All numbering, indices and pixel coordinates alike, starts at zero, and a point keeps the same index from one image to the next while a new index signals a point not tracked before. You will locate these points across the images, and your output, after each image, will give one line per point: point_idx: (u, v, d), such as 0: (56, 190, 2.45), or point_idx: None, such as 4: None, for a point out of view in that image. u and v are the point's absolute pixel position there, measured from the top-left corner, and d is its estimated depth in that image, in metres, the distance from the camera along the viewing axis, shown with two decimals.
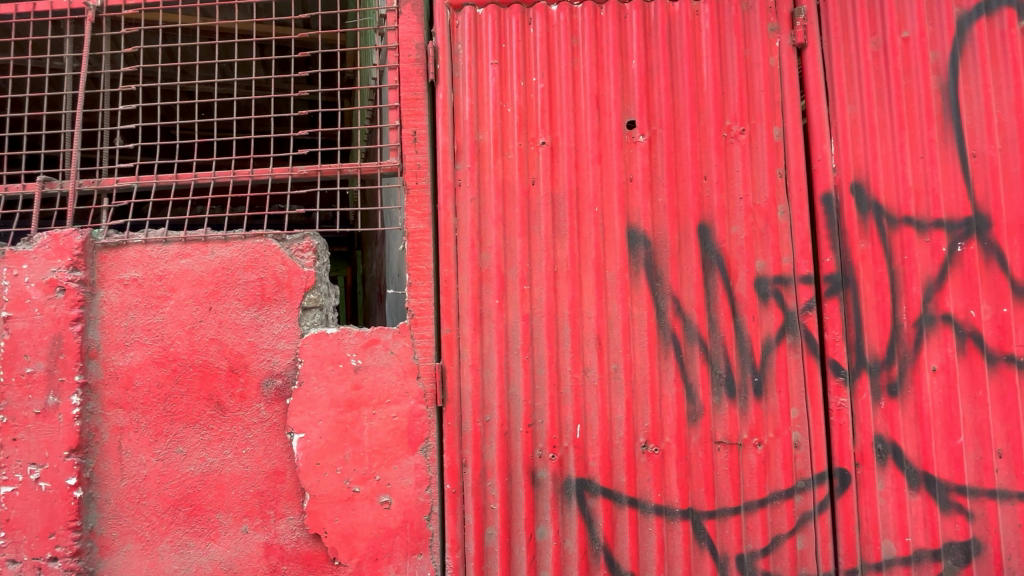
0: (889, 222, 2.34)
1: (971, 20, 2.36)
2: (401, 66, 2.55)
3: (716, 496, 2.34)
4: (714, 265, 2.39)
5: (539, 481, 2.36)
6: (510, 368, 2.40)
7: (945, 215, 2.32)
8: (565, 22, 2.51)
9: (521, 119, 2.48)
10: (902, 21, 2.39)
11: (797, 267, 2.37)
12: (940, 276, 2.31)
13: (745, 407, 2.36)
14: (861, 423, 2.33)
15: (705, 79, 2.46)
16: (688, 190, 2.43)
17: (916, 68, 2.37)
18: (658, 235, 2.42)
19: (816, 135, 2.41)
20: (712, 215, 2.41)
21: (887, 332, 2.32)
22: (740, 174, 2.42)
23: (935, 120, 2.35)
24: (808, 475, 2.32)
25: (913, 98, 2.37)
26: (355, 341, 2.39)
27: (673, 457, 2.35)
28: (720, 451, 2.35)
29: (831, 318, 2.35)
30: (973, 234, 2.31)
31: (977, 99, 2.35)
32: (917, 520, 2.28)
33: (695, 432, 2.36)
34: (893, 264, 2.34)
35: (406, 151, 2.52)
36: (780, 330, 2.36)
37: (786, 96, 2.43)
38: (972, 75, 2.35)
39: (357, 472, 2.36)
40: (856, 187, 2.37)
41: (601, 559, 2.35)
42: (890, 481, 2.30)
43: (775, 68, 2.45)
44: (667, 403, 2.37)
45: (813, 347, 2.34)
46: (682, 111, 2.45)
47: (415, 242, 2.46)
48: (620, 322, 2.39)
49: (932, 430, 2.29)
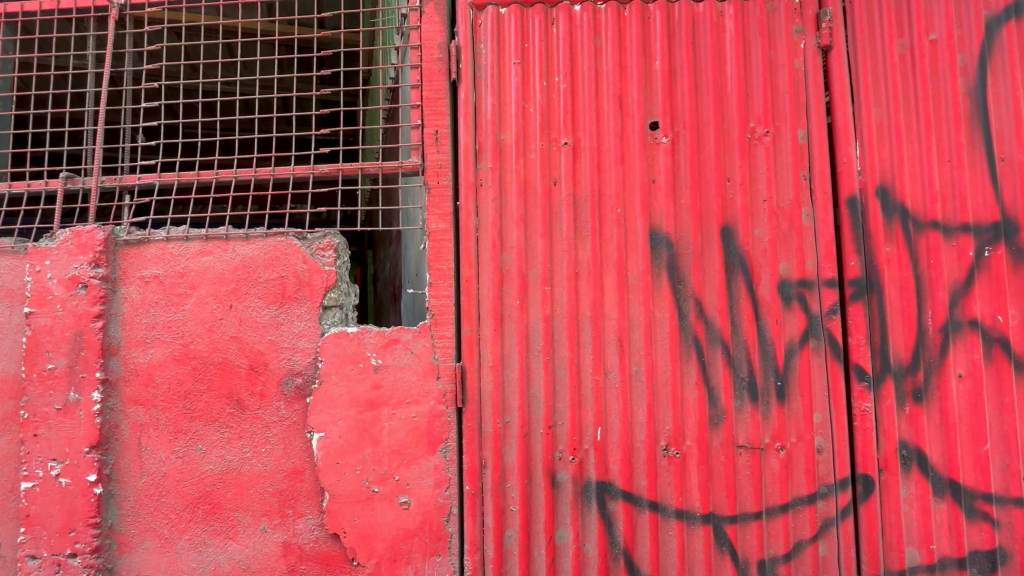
0: (915, 226, 2.32)
1: (1001, 22, 2.34)
2: (423, 65, 2.55)
3: (738, 500, 2.32)
4: (737, 267, 2.38)
5: (558, 483, 2.35)
6: (530, 369, 2.38)
7: (972, 219, 2.30)
8: (588, 22, 2.50)
9: (543, 119, 2.47)
10: (930, 23, 2.37)
11: (820, 271, 2.35)
12: (967, 281, 2.29)
13: (767, 411, 2.34)
14: (885, 428, 2.30)
15: (729, 80, 2.45)
16: (710, 191, 2.41)
17: (943, 71, 2.35)
18: (680, 237, 2.41)
19: (841, 138, 2.39)
20: (735, 217, 2.39)
21: (912, 336, 2.30)
22: (763, 176, 2.40)
23: (963, 123, 2.33)
24: (830, 481, 2.30)
25: (940, 101, 2.34)
26: (375, 340, 2.38)
27: (694, 461, 2.33)
28: (741, 456, 2.33)
29: (855, 322, 2.32)
30: (1000, 238, 2.28)
31: (1005, 102, 2.32)
32: (941, 527, 2.25)
33: (716, 436, 2.34)
34: (919, 268, 2.31)
35: (428, 150, 2.51)
36: (804, 333, 2.34)
37: (811, 98, 2.41)
38: (1000, 77, 2.33)
39: (376, 472, 2.35)
40: (881, 191, 2.35)
41: (621, 563, 2.33)
42: (915, 487, 2.27)
43: (800, 70, 2.43)
44: (688, 406, 2.35)
45: (836, 351, 2.32)
46: (705, 112, 2.44)
47: (435, 242, 2.45)
48: (642, 324, 2.38)
49: (958, 437, 2.26)
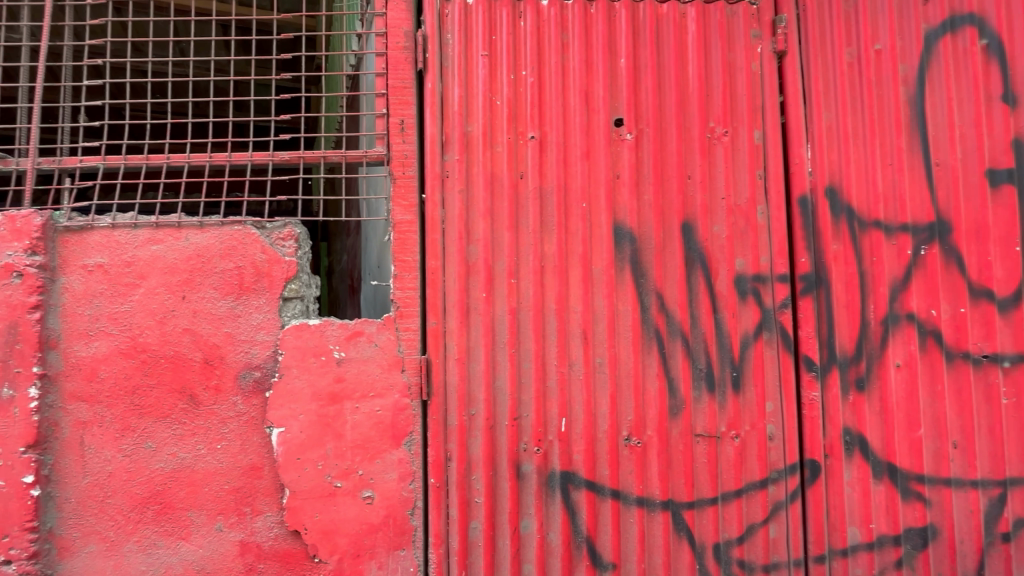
0: (860, 225, 2.46)
1: (937, 36, 2.50)
2: (388, 53, 2.51)
3: (695, 487, 2.40)
4: (696, 262, 2.46)
5: (523, 474, 2.37)
6: (496, 362, 2.39)
7: (911, 219, 2.45)
8: (555, 17, 2.51)
9: (510, 112, 2.47)
10: (875, 34, 2.51)
11: (774, 266, 2.46)
12: (905, 278, 2.44)
13: (723, 401, 2.43)
14: (830, 416, 2.43)
15: (690, 81, 2.52)
16: (672, 188, 2.48)
17: (886, 79, 2.50)
18: (643, 231, 2.46)
19: (794, 139, 2.50)
20: (695, 214, 2.47)
21: (856, 329, 2.44)
22: (722, 174, 2.49)
23: (904, 129, 2.48)
24: (780, 466, 2.42)
25: (884, 108, 2.49)
26: (338, 333, 2.33)
27: (654, 450, 2.40)
28: (699, 444, 2.42)
29: (805, 316, 2.44)
30: (935, 238, 2.45)
31: (941, 112, 2.49)
32: (879, 508, 2.41)
33: (676, 425, 2.42)
34: (863, 265, 2.45)
35: (393, 140, 2.47)
36: (758, 326, 2.44)
37: (767, 100, 2.51)
38: (936, 88, 2.49)
39: (338, 467, 2.30)
40: (831, 191, 2.48)
41: (584, 551, 2.37)
42: (857, 471, 2.42)
43: (757, 73, 2.53)
44: (649, 397, 2.42)
45: (787, 343, 2.44)
46: (669, 110, 2.51)
47: (400, 234, 2.42)
48: (605, 317, 2.43)
49: (895, 422, 2.42)
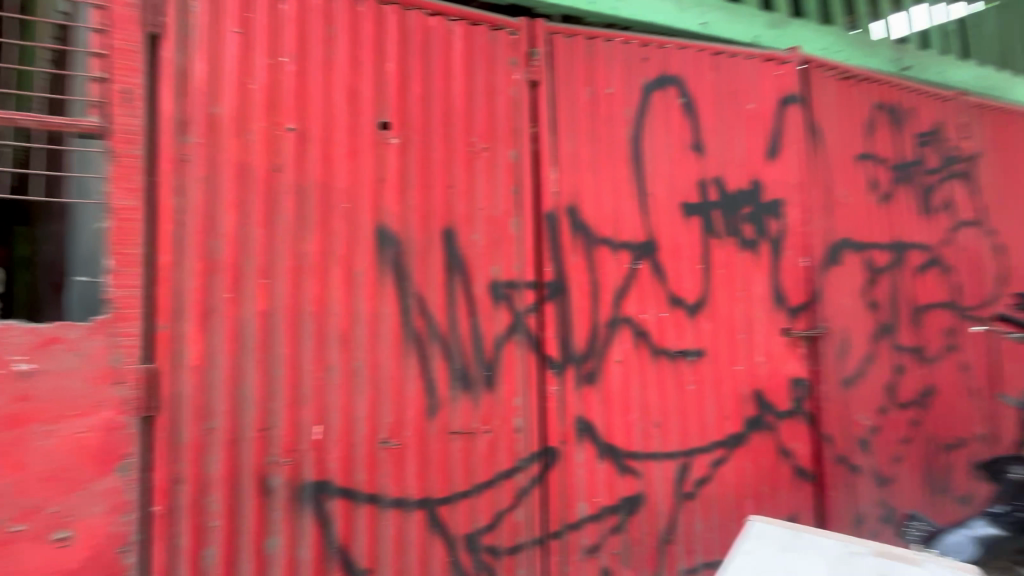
0: (592, 241, 2.84)
1: (652, 89, 3.00)
2: (111, 8, 2.12)
3: (450, 482, 2.51)
4: (456, 269, 2.58)
5: (270, 489, 2.20)
6: (242, 369, 2.18)
7: (629, 238, 2.91)
8: (320, 8, 2.41)
9: (267, 99, 2.29)
10: (607, 79, 2.94)
11: (523, 274, 2.70)
12: (624, 287, 2.88)
13: (477, 398, 2.59)
14: (566, 407, 2.75)
15: (456, 95, 2.64)
16: (435, 196, 2.56)
17: (615, 119, 2.93)
18: (406, 235, 2.50)
19: (543, 162, 2.78)
20: (456, 221, 2.59)
21: (588, 330, 2.81)
22: (481, 187, 2.66)
23: (626, 163, 2.93)
24: (525, 455, 2.66)
25: (612, 143, 2.92)
26: (23, 340, 1.93)
27: (411, 450, 2.44)
28: (454, 441, 2.53)
29: (548, 319, 2.73)
30: (646, 255, 2.93)
31: (653, 152, 2.98)
32: (602, 483, 2.78)
33: (433, 424, 2.50)
34: (594, 275, 2.84)
35: (114, 111, 2.10)
36: (509, 328, 2.66)
37: (521, 124, 2.76)
38: (650, 132, 2.98)
39: (18, 506, 1.89)
40: (571, 210, 2.82)
41: (336, 562, 2.30)
42: (585, 453, 2.76)
43: (514, 98, 2.76)
44: (408, 398, 2.46)
45: (533, 343, 2.70)
46: (433, 121, 2.59)
47: (121, 222, 2.06)
48: (365, 319, 2.40)
49: (615, 409, 2.83)
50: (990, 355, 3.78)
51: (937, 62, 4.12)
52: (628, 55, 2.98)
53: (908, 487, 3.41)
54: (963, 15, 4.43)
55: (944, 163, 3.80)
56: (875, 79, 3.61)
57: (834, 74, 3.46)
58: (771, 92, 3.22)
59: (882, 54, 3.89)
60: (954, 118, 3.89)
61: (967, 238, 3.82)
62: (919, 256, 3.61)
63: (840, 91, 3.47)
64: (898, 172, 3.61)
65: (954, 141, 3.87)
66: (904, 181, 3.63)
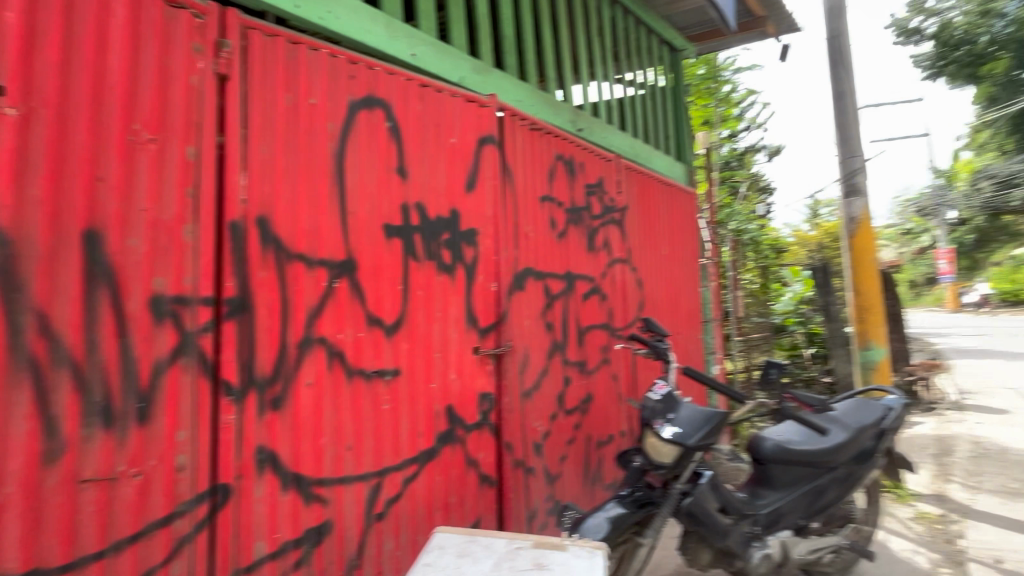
0: (285, 256, 2.64)
1: (358, 108, 2.97)
2: None
3: (75, 544, 2.00)
4: (100, 278, 2.09)
5: None
6: None
7: (327, 255, 2.79)
8: None
9: None
10: (310, 89, 2.79)
11: (197, 289, 2.35)
12: (319, 306, 2.74)
13: (123, 436, 2.11)
14: (245, 437, 2.46)
15: (113, 69, 2.16)
16: (72, 186, 2.04)
17: (316, 132, 2.80)
18: (22, 234, 1.94)
19: (229, 165, 2.48)
20: (104, 222, 2.11)
21: (275, 352, 2.58)
22: (143, 182, 2.22)
23: (327, 178, 2.82)
24: (188, 498, 2.29)
25: (312, 155, 2.77)
26: None
27: (13, 510, 1.88)
28: (84, 492, 2.02)
29: (227, 340, 2.42)
30: (345, 274, 2.85)
31: (356, 170, 2.94)
32: (284, 517, 2.57)
33: (51, 474, 1.96)
34: (286, 292, 2.63)
35: None
36: (174, 351, 2.27)
37: (204, 119, 2.42)
38: (354, 150, 2.94)
39: None
40: (260, 222, 2.57)
41: None
42: (266, 486, 2.52)
43: (195, 88, 2.40)
44: (10, 444, 1.88)
45: (205, 368, 2.36)
46: (77, 91, 2.07)
47: None
48: None
49: (303, 435, 2.65)
50: (630, 366, 4.75)
51: (603, 128, 5.07)
52: (334, 68, 2.89)
53: (569, 481, 4.02)
54: (621, 95, 5.57)
55: (604, 210, 4.67)
56: (556, 134, 4.26)
57: (524, 123, 3.96)
58: (470, 130, 3.53)
59: (563, 114, 4.62)
60: (611, 176, 4.82)
61: (618, 272, 4.75)
62: (584, 285, 4.35)
63: (528, 139, 3.99)
64: (571, 215, 4.31)
65: (611, 194, 4.79)
66: (575, 222, 4.33)
